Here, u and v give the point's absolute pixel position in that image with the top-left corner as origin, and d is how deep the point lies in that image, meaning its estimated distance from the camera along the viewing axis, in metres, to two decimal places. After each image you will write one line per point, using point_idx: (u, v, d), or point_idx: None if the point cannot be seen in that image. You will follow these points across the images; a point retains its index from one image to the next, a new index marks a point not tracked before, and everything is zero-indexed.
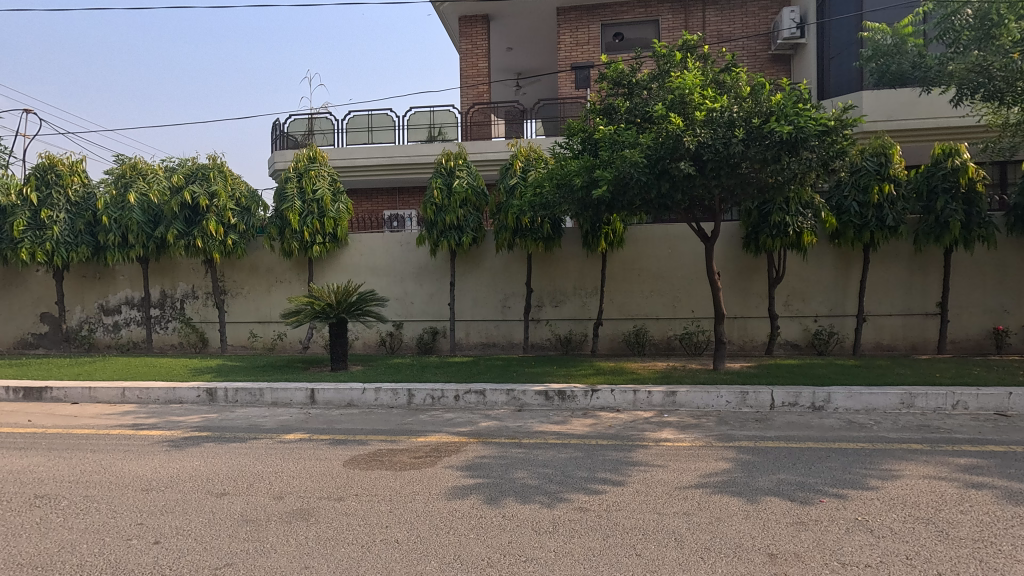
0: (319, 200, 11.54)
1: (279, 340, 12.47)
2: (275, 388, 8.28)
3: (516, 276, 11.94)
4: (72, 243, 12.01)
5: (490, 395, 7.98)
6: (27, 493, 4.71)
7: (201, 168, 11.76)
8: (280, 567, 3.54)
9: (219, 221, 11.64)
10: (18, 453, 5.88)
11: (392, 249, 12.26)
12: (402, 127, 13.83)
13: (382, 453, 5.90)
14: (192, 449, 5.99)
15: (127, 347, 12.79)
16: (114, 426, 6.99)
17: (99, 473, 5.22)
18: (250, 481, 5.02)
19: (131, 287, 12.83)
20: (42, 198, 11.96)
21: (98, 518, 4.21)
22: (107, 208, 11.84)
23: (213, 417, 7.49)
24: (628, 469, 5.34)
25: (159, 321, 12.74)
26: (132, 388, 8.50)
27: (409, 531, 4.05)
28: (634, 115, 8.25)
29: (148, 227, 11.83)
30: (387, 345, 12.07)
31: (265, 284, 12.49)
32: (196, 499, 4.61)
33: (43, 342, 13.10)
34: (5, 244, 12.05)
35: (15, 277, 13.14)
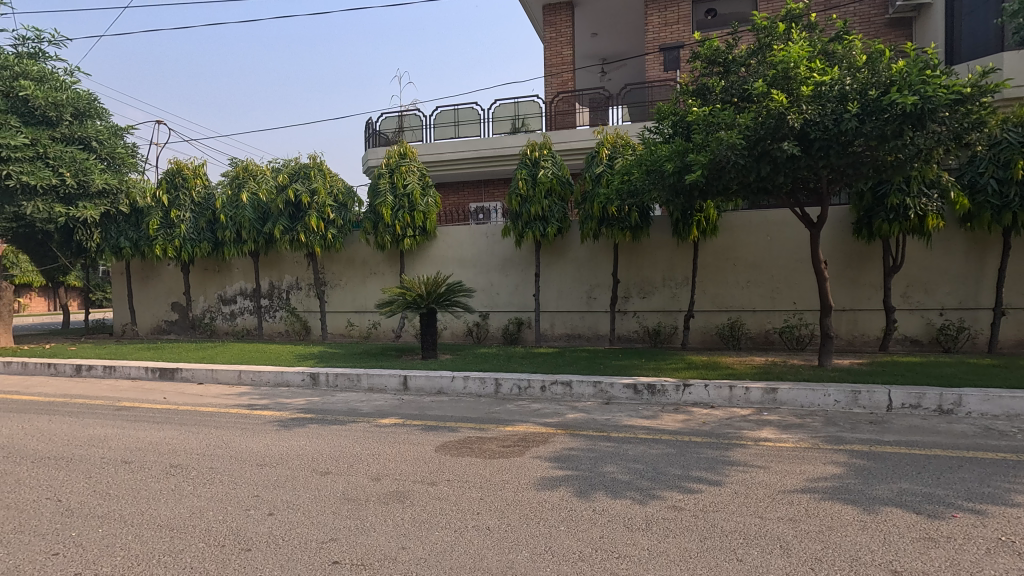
0: (409, 194, 11.97)
1: (374, 329, 13.13)
2: (371, 374, 8.73)
3: (602, 266, 11.73)
4: (195, 239, 13.30)
5: (577, 386, 7.92)
6: (163, 463, 5.29)
7: (304, 167, 12.56)
8: (379, 544, 3.71)
9: (319, 217, 12.39)
10: (157, 426, 6.63)
11: (478, 240, 12.47)
12: (487, 120, 14.00)
13: (472, 441, 6.02)
14: (299, 430, 6.44)
15: (243, 333, 14.03)
16: (232, 406, 7.69)
17: (221, 448, 5.76)
18: (351, 462, 5.32)
19: (245, 279, 14.02)
20: (172, 200, 13.36)
21: (221, 489, 4.63)
22: (224, 207, 13.02)
23: (317, 400, 8.03)
24: (725, 469, 5.07)
25: (269, 310, 13.85)
26: (247, 371, 9.31)
27: (499, 519, 4.10)
28: (731, 94, 7.74)
29: (259, 224, 12.82)
30: (474, 335, 12.35)
31: (360, 276, 13.17)
32: (304, 476, 4.95)
33: (173, 328, 14.68)
34: (142, 242, 13.61)
35: (151, 270, 14.80)
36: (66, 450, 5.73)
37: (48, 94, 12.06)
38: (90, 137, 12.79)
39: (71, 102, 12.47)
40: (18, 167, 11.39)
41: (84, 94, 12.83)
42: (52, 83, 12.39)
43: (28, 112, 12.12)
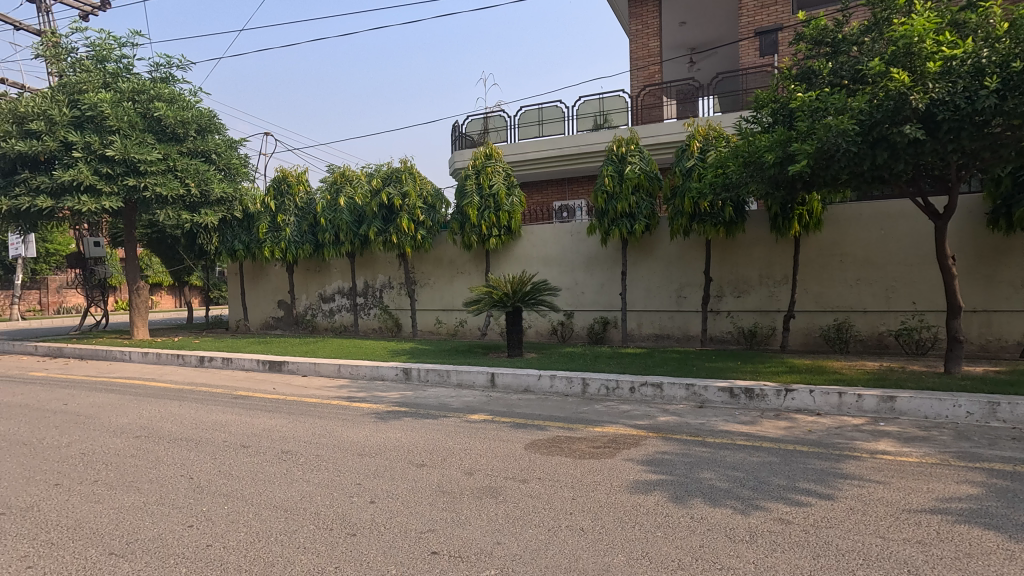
0: (495, 194, 12.14)
1: (461, 327, 13.47)
2: (460, 370, 8.95)
3: (693, 264, 11.27)
4: (299, 242, 14.31)
5: (668, 388, 7.66)
6: (276, 448, 5.73)
7: (396, 172, 13.13)
8: (476, 538, 3.78)
9: (410, 219, 12.89)
10: (269, 414, 7.20)
11: (563, 239, 12.42)
12: (571, 118, 13.91)
13: (561, 440, 6.00)
14: (394, 422, 6.73)
15: (340, 330, 14.91)
16: (334, 397, 8.20)
17: (326, 436, 6.14)
18: (444, 456, 5.47)
19: (342, 278, 14.88)
20: (279, 205, 14.49)
21: (328, 475, 4.94)
22: (324, 211, 13.91)
23: (409, 394, 8.36)
24: (837, 482, 4.68)
25: (364, 308, 14.62)
26: (346, 365, 9.87)
27: (593, 520, 4.04)
28: (840, 76, 7.15)
29: (355, 226, 13.54)
30: (558, 334, 12.32)
31: (448, 275, 13.56)
32: (401, 467, 5.16)
33: (279, 324, 15.89)
34: (253, 244, 14.87)
35: (260, 271, 16.10)
36: (195, 433, 6.35)
37: (177, 113, 13.32)
38: (210, 150, 14.08)
39: (195, 120, 13.75)
40: (153, 180, 12.74)
41: (206, 112, 14.11)
42: (180, 103, 13.68)
43: (161, 130, 13.52)
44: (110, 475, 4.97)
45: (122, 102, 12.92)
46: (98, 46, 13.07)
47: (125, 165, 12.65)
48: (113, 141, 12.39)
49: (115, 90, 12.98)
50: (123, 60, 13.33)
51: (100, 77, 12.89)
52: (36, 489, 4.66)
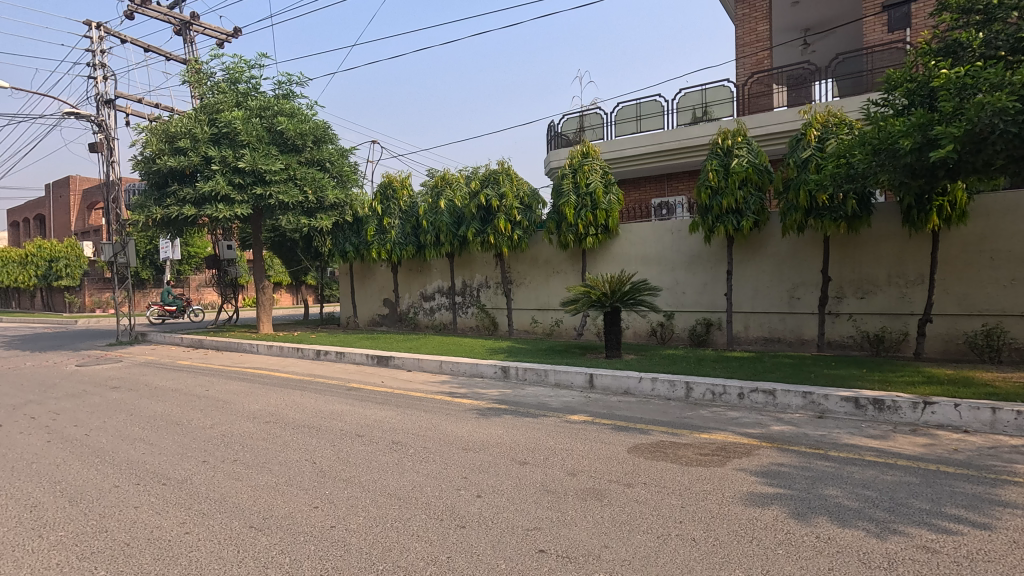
0: (592, 193, 11.99)
1: (556, 326, 13.47)
2: (558, 370, 8.95)
3: (808, 263, 10.43)
4: (403, 243, 15.06)
5: (782, 396, 7.14)
6: (388, 439, 6.05)
7: (494, 173, 13.38)
8: (582, 540, 3.74)
9: (507, 219, 13.08)
10: (379, 406, 7.62)
11: (663, 237, 12.02)
12: (672, 111, 13.44)
13: (665, 445, 5.79)
14: (495, 419, 6.85)
15: (440, 327, 15.49)
16: (437, 392, 8.53)
17: (432, 430, 6.39)
18: (546, 455, 5.48)
19: (441, 278, 15.46)
20: (385, 209, 15.34)
21: (436, 467, 5.13)
22: (426, 214, 14.50)
23: (508, 392, 8.49)
24: (994, 510, 4.11)
25: (462, 307, 15.07)
26: (447, 361, 10.22)
27: (706, 531, 3.85)
28: (995, 49, 6.33)
29: (454, 227, 13.98)
30: (657, 336, 11.95)
31: (544, 275, 13.63)
32: (505, 463, 5.23)
33: (385, 321, 16.83)
34: (362, 246, 15.90)
35: (367, 271, 17.13)
36: (316, 420, 6.88)
37: (296, 126, 14.52)
38: (325, 159, 15.26)
39: (312, 131, 14.90)
40: (276, 189, 13.96)
41: (321, 124, 15.25)
42: (299, 117, 14.89)
43: (283, 143, 14.79)
44: (247, 456, 5.51)
45: (251, 119, 14.28)
46: (231, 69, 14.54)
47: (253, 175, 13.99)
48: (244, 154, 13.74)
49: (245, 108, 14.38)
50: (252, 80, 14.72)
51: (233, 97, 14.33)
52: (188, 464, 5.27)
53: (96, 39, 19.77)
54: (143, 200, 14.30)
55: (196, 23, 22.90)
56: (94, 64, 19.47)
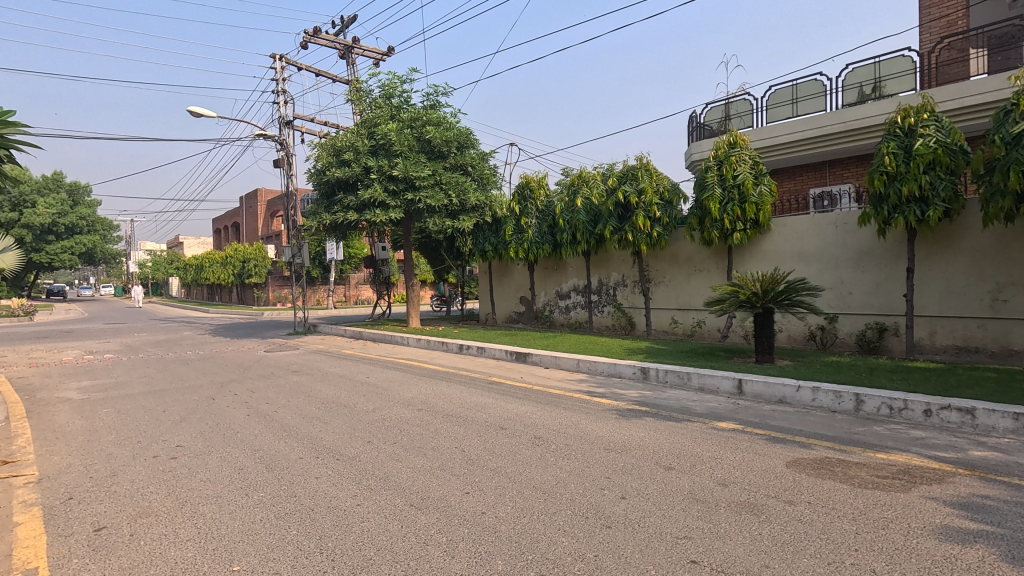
0: (740, 185, 11.13)
1: (699, 327, 12.80)
2: (703, 374, 8.48)
3: (1018, 259, 8.72)
4: (540, 242, 15.35)
5: (983, 416, 6.05)
6: (530, 433, 6.20)
7: (632, 169, 13.05)
8: (739, 556, 3.49)
9: (646, 216, 12.68)
10: (520, 401, 7.85)
11: (825, 231, 10.82)
12: (835, 91, 12.06)
13: (832, 462, 5.21)
14: (636, 421, 6.70)
15: (576, 326, 15.53)
16: (576, 390, 8.56)
17: (573, 427, 6.43)
18: (694, 462, 5.22)
19: (577, 276, 15.51)
20: (522, 209, 15.76)
21: (578, 465, 5.14)
22: (562, 213, 14.57)
23: (649, 394, 8.23)
24: None
25: (598, 305, 14.95)
26: (585, 360, 10.20)
27: (889, 564, 3.39)
28: None
29: (590, 226, 13.89)
30: (817, 340, 10.82)
31: (685, 273, 13.04)
32: (649, 467, 5.08)
33: (521, 318, 17.31)
34: (501, 246, 16.52)
35: (505, 269, 17.73)
36: (462, 411, 7.28)
37: (442, 134, 15.51)
38: (467, 163, 16.11)
39: (456, 138, 15.80)
40: (424, 194, 15.03)
41: (464, 130, 16.12)
42: (444, 125, 15.87)
43: (431, 150, 15.85)
44: (404, 440, 6.00)
45: (404, 130, 15.49)
46: (387, 85, 15.90)
47: (405, 182, 15.17)
48: (397, 163, 14.95)
49: (398, 120, 15.62)
50: (404, 94, 15.97)
51: (388, 111, 15.64)
52: (356, 443, 5.88)
53: (279, 70, 22.85)
54: (315, 208, 16.22)
55: (356, 47, 25.43)
56: (278, 91, 22.53)
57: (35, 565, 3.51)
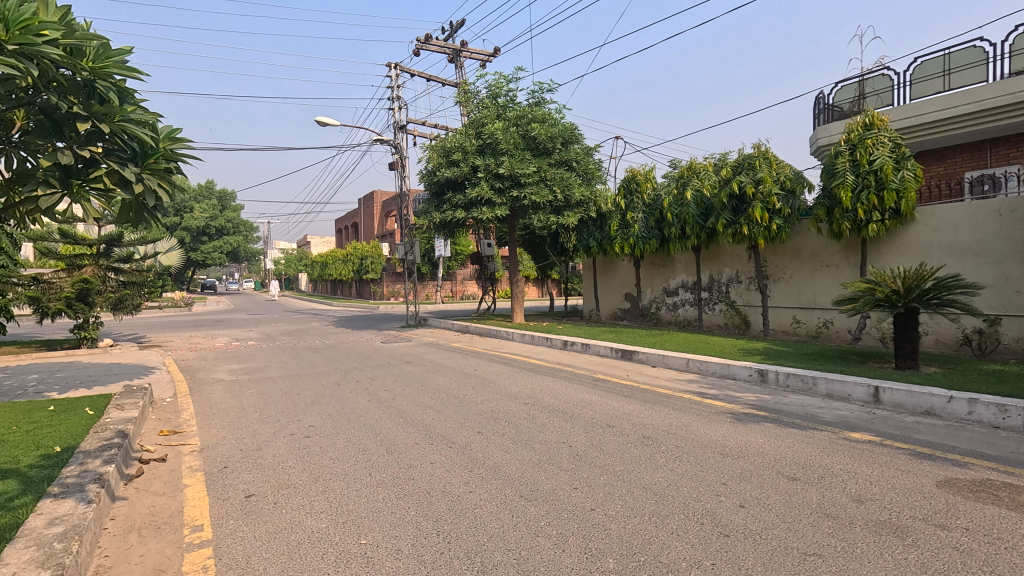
0: (878, 170, 10.00)
1: (825, 328, 11.74)
2: (831, 379, 7.76)
3: None
4: (646, 237, 14.92)
5: None
6: (638, 432, 6.06)
7: (748, 158, 12.25)
8: None
9: (764, 208, 11.84)
10: (627, 399, 7.69)
11: (985, 221, 9.44)
12: (998, 58, 10.47)
13: (995, 485, 4.53)
14: (754, 426, 6.29)
15: (684, 324, 14.92)
16: (686, 391, 8.22)
17: (684, 429, 6.18)
18: (822, 474, 4.79)
19: (686, 272, 14.89)
20: (628, 204, 15.40)
21: (691, 468, 4.94)
22: (671, 206, 13.94)
23: (768, 398, 7.69)
24: None
25: (708, 303, 14.24)
26: (695, 360, 9.76)
27: None
28: None
29: (701, 219, 13.23)
30: (972, 345, 9.49)
31: (809, 269, 12.04)
32: (770, 476, 4.75)
33: (626, 316, 16.95)
34: (605, 241, 16.30)
35: (609, 266, 17.45)
36: (568, 407, 7.28)
37: (547, 130, 15.60)
38: (572, 159, 16.11)
39: (561, 134, 15.84)
40: (530, 191, 15.21)
41: (569, 125, 16.11)
42: (549, 121, 15.95)
43: (536, 147, 16.01)
44: (512, 432, 6.13)
45: (510, 128, 15.77)
46: (493, 85, 16.30)
47: (511, 179, 15.45)
48: (503, 161, 15.25)
49: (504, 119, 15.94)
50: (510, 92, 16.26)
51: (495, 110, 16.01)
52: (467, 433, 6.11)
53: (393, 78, 24.27)
54: (426, 207, 17.02)
55: (465, 50, 26.30)
56: (393, 98, 23.95)
57: (200, 522, 4.05)
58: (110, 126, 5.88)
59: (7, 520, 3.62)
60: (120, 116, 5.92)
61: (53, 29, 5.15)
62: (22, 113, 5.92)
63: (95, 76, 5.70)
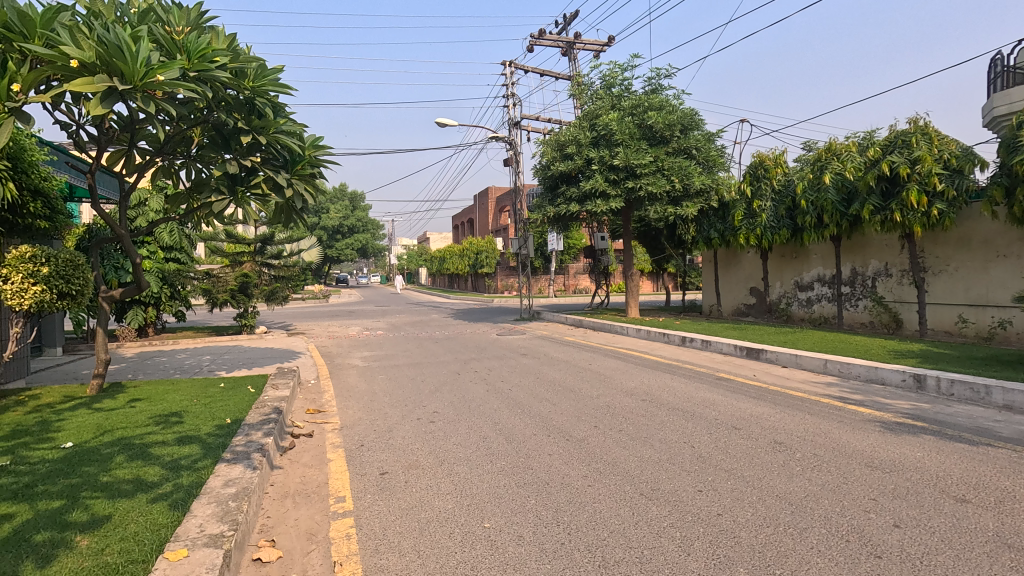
0: None
1: (1001, 329, 10.17)
2: (1010, 389, 6.65)
3: None
4: (775, 227, 13.78)
5: None
6: (769, 437, 5.64)
7: (902, 135, 10.84)
8: None
9: (922, 191, 10.38)
10: (754, 401, 7.18)
11: None
12: None
13: None
14: (909, 437, 5.57)
15: (820, 322, 13.63)
16: (824, 395, 7.49)
17: (822, 436, 5.64)
18: (1001, 498, 4.12)
19: (823, 265, 13.59)
20: (755, 191, 14.35)
21: (834, 479, 4.49)
22: (805, 192, 12.74)
23: (926, 407, 6.77)
24: None
25: (850, 299, 12.88)
26: (834, 361, 8.86)
27: None
28: None
29: (843, 206, 11.93)
30: None
31: (980, 261, 10.49)
32: (932, 495, 4.18)
33: (751, 311, 15.85)
34: (728, 232, 15.34)
35: (732, 258, 16.40)
36: (689, 406, 6.97)
37: (665, 118, 15.01)
38: (692, 146, 15.35)
39: (680, 121, 15.16)
40: (646, 181, 14.75)
41: (689, 111, 15.35)
42: (667, 108, 15.32)
43: (653, 135, 15.48)
44: (630, 429, 6.02)
45: (625, 118, 15.37)
46: (608, 75, 15.97)
47: (626, 170, 15.07)
48: (618, 152, 14.90)
49: (619, 109, 15.56)
50: (625, 81, 15.83)
51: (609, 101, 15.68)
52: (583, 427, 6.09)
53: (507, 75, 24.72)
54: (540, 202, 17.14)
55: (578, 42, 26.06)
56: (507, 95, 24.41)
57: (343, 494, 4.46)
58: (266, 137, 6.64)
59: (193, 478, 4.26)
60: (275, 128, 6.66)
61: (223, 56, 5.93)
62: (200, 131, 6.90)
63: (254, 94, 6.48)
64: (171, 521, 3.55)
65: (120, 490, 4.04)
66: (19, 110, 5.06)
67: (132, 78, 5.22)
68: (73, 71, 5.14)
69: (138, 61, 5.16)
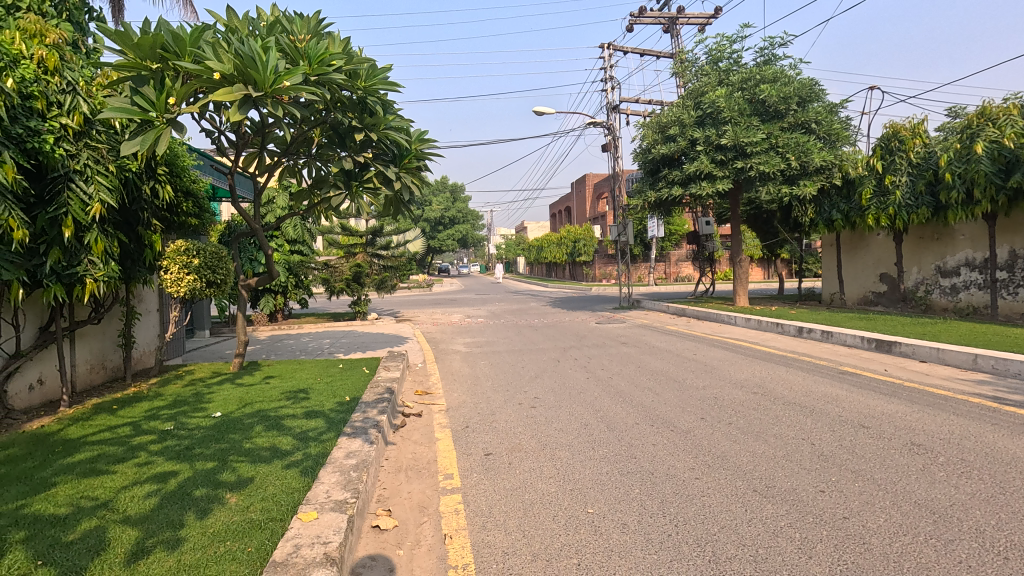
0: None
1: None
2: None
3: None
4: (913, 205, 12.26)
5: None
6: (905, 438, 5.07)
7: None
8: None
9: None
10: (886, 398, 6.50)
11: None
12: None
13: None
14: None
15: (967, 312, 12.04)
16: (973, 394, 6.60)
17: (971, 439, 4.98)
18: None
19: (973, 247, 11.97)
20: (886, 165, 12.83)
21: (986, 488, 3.96)
22: (951, 164, 11.20)
23: None
24: None
25: (1007, 286, 11.27)
26: (986, 356, 7.77)
27: None
28: None
29: (999, 177, 10.39)
30: None
31: None
32: None
33: (881, 300, 14.30)
34: (854, 213, 13.90)
35: (858, 241, 14.84)
36: (808, 401, 6.46)
37: (780, 91, 13.89)
38: (811, 119, 14.05)
39: (797, 92, 13.94)
40: (757, 160, 13.79)
41: (807, 81, 14.06)
42: (782, 80, 14.15)
43: (765, 110, 14.40)
44: (740, 422, 5.70)
45: (733, 93, 14.42)
46: (715, 49, 15.06)
47: (735, 149, 14.16)
48: (726, 130, 14.02)
49: (727, 84, 14.63)
50: (734, 54, 14.86)
51: (716, 76, 14.76)
52: (690, 418, 5.87)
53: (606, 58, 24.15)
54: (640, 187, 16.63)
55: (681, 16, 24.81)
56: (606, 79, 23.85)
57: (451, 472, 4.66)
58: (377, 133, 7.05)
59: (320, 449, 4.68)
60: (385, 124, 7.03)
61: (339, 59, 6.34)
62: (319, 131, 7.46)
63: (366, 93, 6.86)
64: (303, 486, 3.92)
65: (260, 456, 4.54)
66: (173, 119, 5.75)
67: (263, 86, 5.75)
68: (215, 83, 5.75)
69: (268, 69, 5.68)
